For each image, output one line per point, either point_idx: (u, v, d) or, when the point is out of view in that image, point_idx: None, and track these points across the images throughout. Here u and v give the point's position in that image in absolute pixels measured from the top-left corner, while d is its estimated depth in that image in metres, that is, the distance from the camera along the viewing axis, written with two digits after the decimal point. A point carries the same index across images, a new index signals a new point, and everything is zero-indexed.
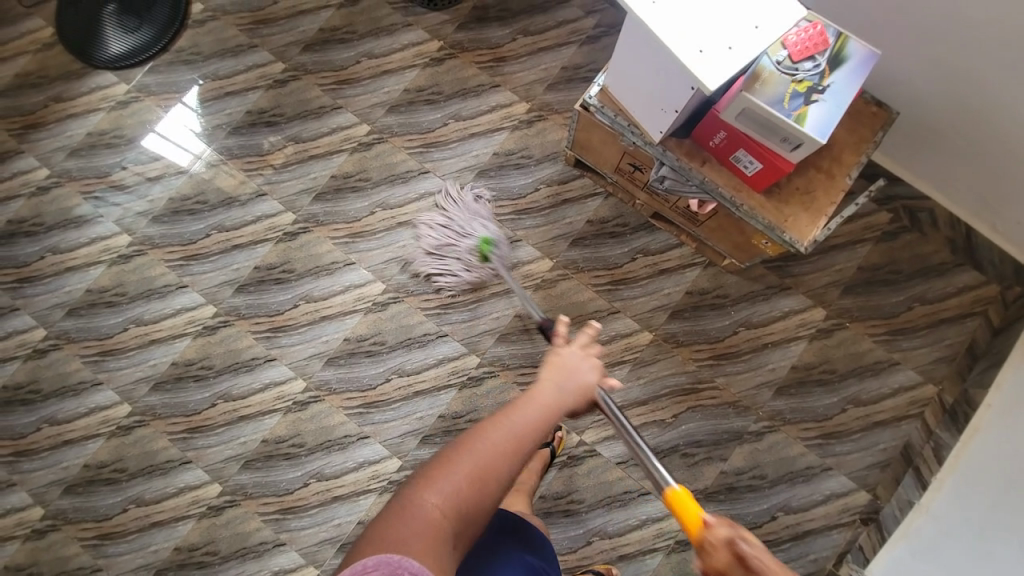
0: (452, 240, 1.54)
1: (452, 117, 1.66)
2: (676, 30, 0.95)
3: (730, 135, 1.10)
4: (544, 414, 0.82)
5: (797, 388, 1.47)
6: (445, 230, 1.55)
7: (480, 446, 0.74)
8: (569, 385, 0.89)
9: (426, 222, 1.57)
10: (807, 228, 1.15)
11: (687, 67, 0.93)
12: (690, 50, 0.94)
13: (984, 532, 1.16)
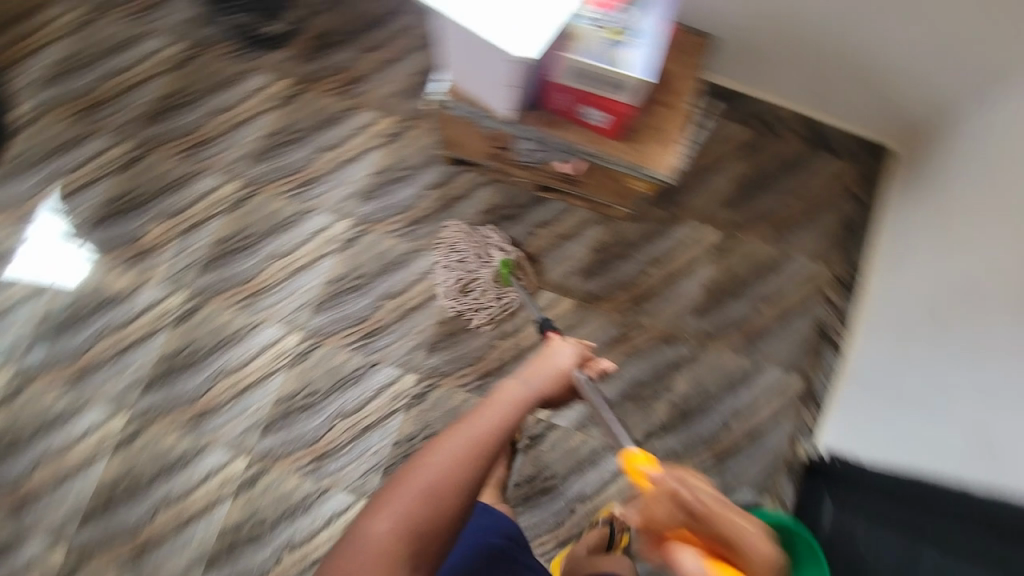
0: (469, 275, 1.53)
1: (321, 150, 1.59)
2: (477, 15, 0.99)
3: (570, 94, 1.14)
4: (514, 409, 0.85)
5: (713, 306, 1.56)
6: (466, 253, 1.55)
7: (448, 451, 0.75)
8: (541, 376, 0.96)
9: (448, 243, 1.56)
10: (666, 161, 1.22)
11: (496, 44, 0.97)
12: (501, 31, 0.97)
13: (901, 382, 1.31)
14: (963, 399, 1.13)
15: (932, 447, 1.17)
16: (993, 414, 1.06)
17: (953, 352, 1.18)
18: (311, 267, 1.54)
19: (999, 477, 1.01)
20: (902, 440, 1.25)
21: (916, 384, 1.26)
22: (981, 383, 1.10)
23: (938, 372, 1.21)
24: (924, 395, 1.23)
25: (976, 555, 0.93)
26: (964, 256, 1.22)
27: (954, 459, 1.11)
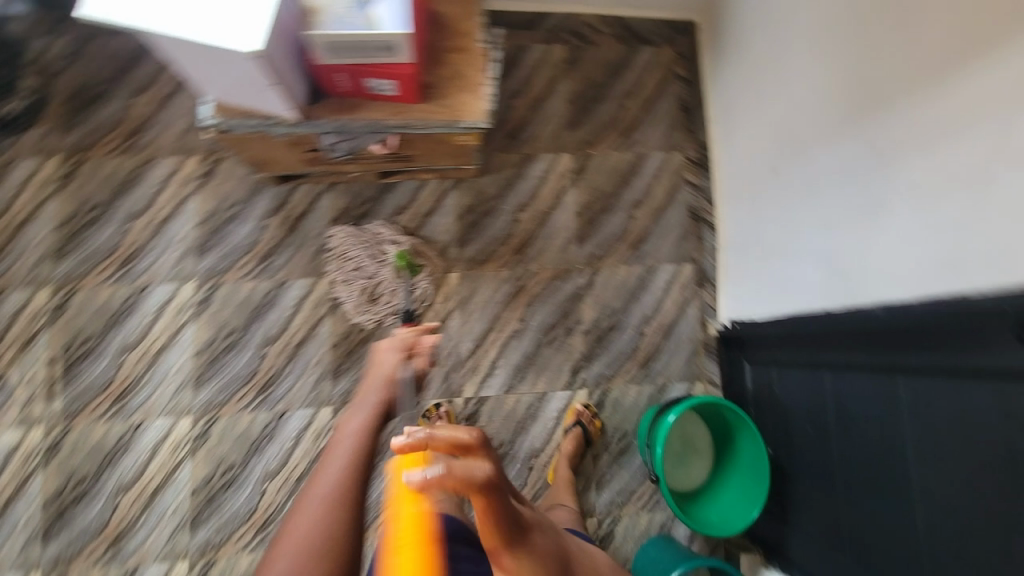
0: (368, 282, 1.46)
1: (129, 219, 1.42)
2: (190, 24, 0.88)
3: (348, 72, 1.03)
4: (347, 457, 0.86)
5: (591, 228, 1.56)
6: (360, 258, 1.47)
7: (287, 540, 0.78)
8: (369, 394, 0.96)
9: (339, 255, 1.47)
10: (478, 106, 1.16)
11: (220, 47, 0.86)
12: (209, 28, 0.87)
13: (759, 237, 1.33)
14: (802, 235, 1.15)
15: (794, 290, 1.20)
16: (826, 242, 1.07)
17: (788, 193, 1.19)
18: (170, 345, 1.40)
19: (846, 299, 1.04)
20: (774, 291, 1.28)
21: (769, 235, 1.28)
22: (812, 215, 1.11)
23: (781, 217, 1.22)
24: (777, 243, 1.25)
25: (866, 370, 1.02)
26: (776, 97, 1.22)
27: (812, 295, 1.14)
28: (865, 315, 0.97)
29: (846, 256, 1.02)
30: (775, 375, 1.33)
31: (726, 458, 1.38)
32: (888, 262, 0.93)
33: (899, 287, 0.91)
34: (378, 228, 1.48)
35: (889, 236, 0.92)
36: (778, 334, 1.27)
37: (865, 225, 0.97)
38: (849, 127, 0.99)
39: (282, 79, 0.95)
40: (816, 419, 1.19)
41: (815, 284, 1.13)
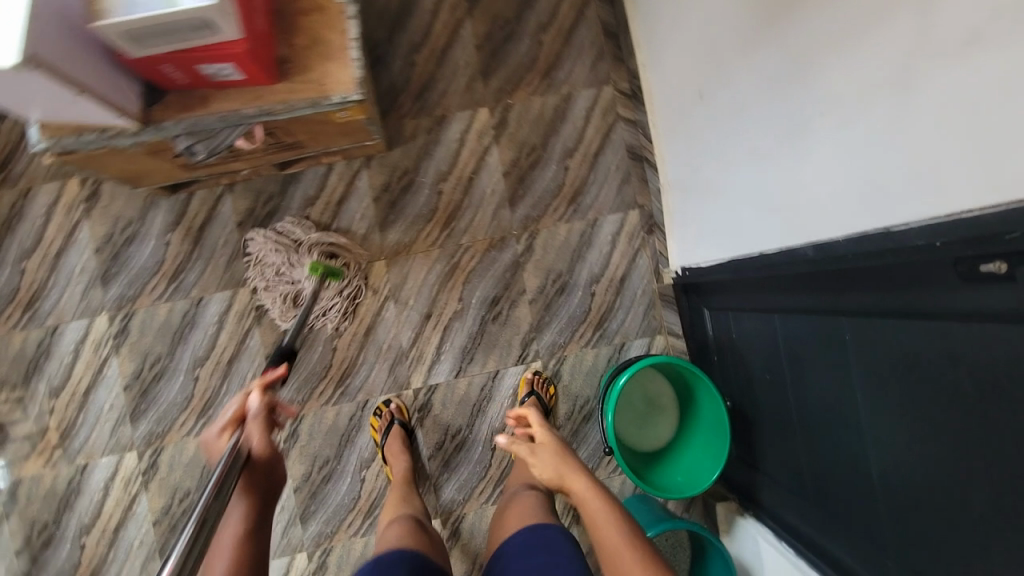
0: (293, 288, 1.36)
1: (21, 258, 1.32)
2: None
3: (174, 62, 0.88)
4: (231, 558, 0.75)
5: (523, 187, 1.43)
6: (277, 264, 1.36)
7: None
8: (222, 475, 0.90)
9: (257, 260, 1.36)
10: (344, 77, 1.00)
11: None
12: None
13: (696, 174, 1.19)
14: (734, 170, 1.01)
15: (731, 231, 1.08)
16: (756, 176, 0.95)
17: (717, 122, 1.04)
18: (98, 383, 1.33)
19: (780, 239, 0.92)
20: (715, 234, 1.16)
21: (706, 171, 1.14)
22: (740, 146, 0.97)
23: (713, 151, 1.08)
24: (713, 180, 1.11)
25: (813, 312, 0.92)
26: (692, 10, 1.04)
27: (747, 237, 1.03)
28: (801, 254, 0.87)
29: (776, 191, 0.90)
30: (731, 321, 1.24)
31: (691, 414, 1.31)
32: (813, 195, 0.81)
33: (824, 225, 0.80)
34: (293, 226, 1.36)
35: (810, 167, 0.79)
36: (725, 279, 1.16)
37: (790, 154, 0.83)
38: (763, 39, 0.83)
39: (82, 78, 0.80)
40: (771, 365, 1.11)
41: (749, 225, 1.01)
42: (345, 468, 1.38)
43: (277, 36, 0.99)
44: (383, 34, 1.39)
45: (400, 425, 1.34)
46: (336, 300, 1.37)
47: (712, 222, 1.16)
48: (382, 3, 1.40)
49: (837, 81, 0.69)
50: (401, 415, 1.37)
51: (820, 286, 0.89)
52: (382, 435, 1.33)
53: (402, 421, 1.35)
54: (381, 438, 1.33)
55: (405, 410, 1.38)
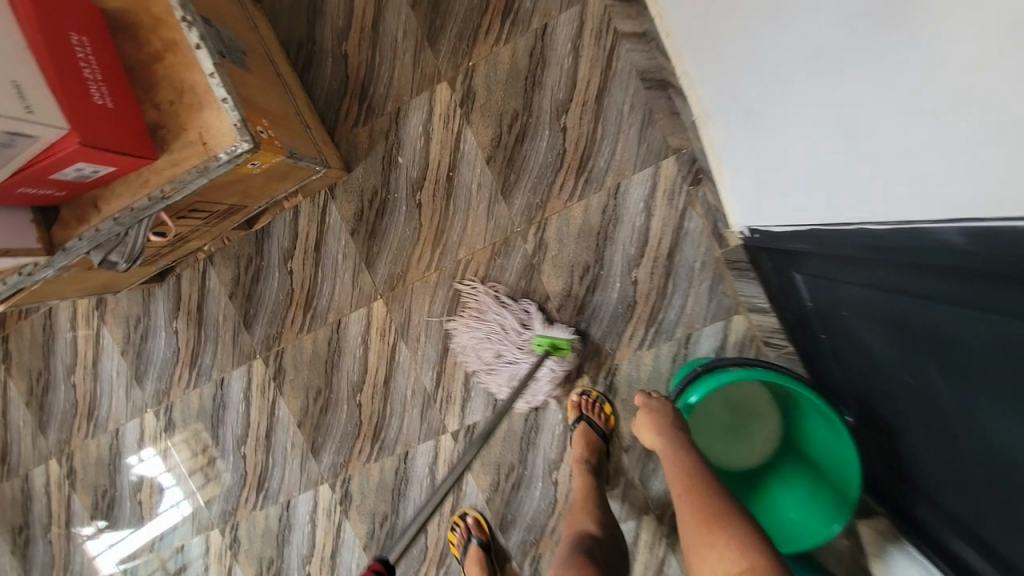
0: (498, 360, 1.17)
1: (70, 373, 1.38)
2: None
3: (30, 182, 0.74)
4: None
5: (515, 169, 1.12)
6: (490, 355, 1.17)
7: None
8: None
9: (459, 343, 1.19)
10: (222, 125, 0.78)
11: None
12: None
13: (732, 100, 0.82)
14: (791, 85, 0.65)
15: (802, 179, 0.72)
16: (833, 91, 0.58)
17: (744, 18, 0.67)
18: (167, 473, 1.38)
19: (893, 188, 0.57)
20: (775, 183, 0.80)
21: (744, 95, 0.78)
22: (792, 47, 0.61)
23: (749, 64, 0.71)
24: (757, 106, 0.75)
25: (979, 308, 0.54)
26: None
27: (833, 186, 0.67)
28: (943, 240, 0.54)
29: (872, 115, 0.54)
30: (835, 295, 0.84)
31: (797, 417, 0.98)
32: (944, 116, 0.45)
33: (973, 170, 0.45)
34: (496, 295, 1.15)
35: (936, 65, 0.43)
36: (815, 248, 0.78)
37: (888, 49, 0.48)
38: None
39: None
40: (907, 364, 0.73)
41: (833, 169, 0.65)
42: (405, 522, 1.29)
43: (139, 99, 0.80)
44: (304, 31, 1.14)
45: (477, 546, 1.18)
46: (560, 369, 1.13)
47: (782, 164, 0.76)
48: None
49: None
50: (481, 531, 1.21)
51: (987, 273, 0.51)
52: (461, 551, 1.21)
53: (484, 540, 1.20)
54: (460, 556, 1.20)
55: (484, 525, 1.22)
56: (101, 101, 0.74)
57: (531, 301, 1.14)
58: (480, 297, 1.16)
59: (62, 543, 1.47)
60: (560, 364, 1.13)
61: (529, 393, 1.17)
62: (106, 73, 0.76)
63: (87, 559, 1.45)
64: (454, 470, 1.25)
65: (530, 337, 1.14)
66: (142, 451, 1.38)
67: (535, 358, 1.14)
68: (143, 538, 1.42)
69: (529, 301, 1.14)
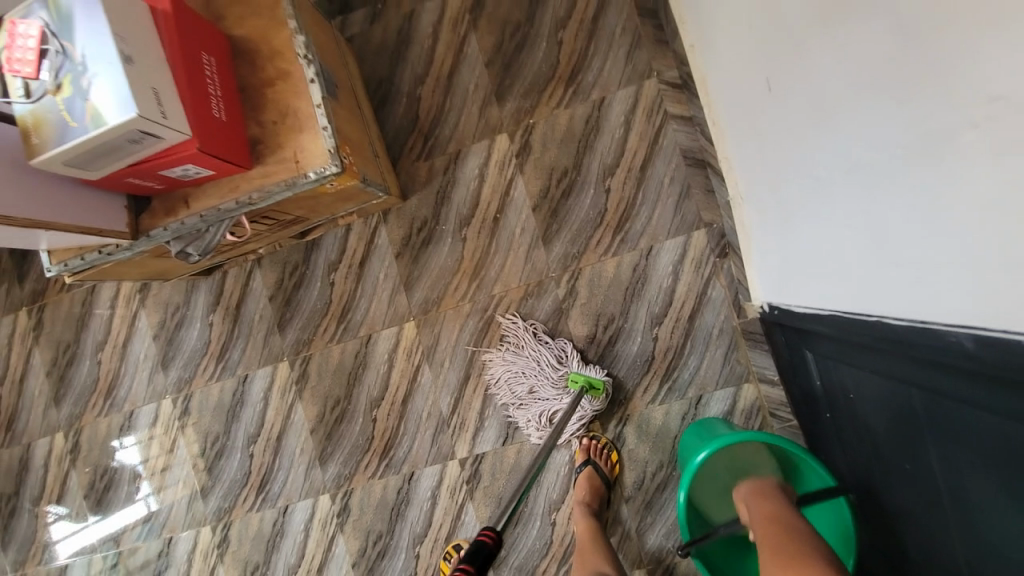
0: (532, 395, 1.22)
1: (98, 349, 1.42)
2: None
3: (138, 173, 0.81)
4: None
5: (558, 220, 1.21)
6: (523, 391, 1.22)
7: None
8: None
9: (495, 377, 1.24)
10: (316, 148, 0.87)
11: None
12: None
13: (772, 192, 0.91)
14: (823, 189, 0.75)
15: (826, 269, 0.81)
16: (858, 200, 0.67)
17: (790, 126, 0.78)
18: (170, 462, 1.40)
19: (907, 294, 0.64)
20: (803, 270, 0.89)
21: (783, 189, 0.87)
22: (828, 159, 0.71)
23: (792, 164, 0.81)
24: (791, 199, 0.85)
25: (991, 413, 0.58)
26: None
27: (853, 282, 0.75)
28: (954, 342, 0.58)
29: (892, 225, 0.62)
30: (842, 377, 0.89)
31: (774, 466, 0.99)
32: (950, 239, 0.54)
33: (976, 287, 0.52)
34: (534, 332, 1.21)
35: (951, 198, 0.51)
36: (834, 332, 0.83)
37: (916, 179, 0.56)
38: (855, 7, 0.57)
39: (36, 212, 0.76)
40: (911, 450, 0.77)
41: (852, 266, 0.74)
42: (399, 544, 1.30)
43: (244, 112, 0.89)
44: (385, 70, 1.25)
45: None
46: (593, 408, 1.17)
47: (806, 250, 0.85)
48: (380, 34, 1.25)
49: (984, 73, 0.43)
50: None
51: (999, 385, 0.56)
52: None
53: None
54: None
55: None
56: (217, 113, 0.83)
57: (568, 341, 1.20)
58: (519, 332, 1.22)
59: (52, 513, 1.46)
60: (593, 404, 1.17)
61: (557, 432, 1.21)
62: (224, 90, 0.86)
63: (79, 528, 1.45)
64: (455, 497, 1.27)
65: (564, 374, 1.19)
66: (125, 437, 1.42)
67: (570, 398, 1.18)
68: (146, 514, 1.42)
69: (567, 340, 1.21)
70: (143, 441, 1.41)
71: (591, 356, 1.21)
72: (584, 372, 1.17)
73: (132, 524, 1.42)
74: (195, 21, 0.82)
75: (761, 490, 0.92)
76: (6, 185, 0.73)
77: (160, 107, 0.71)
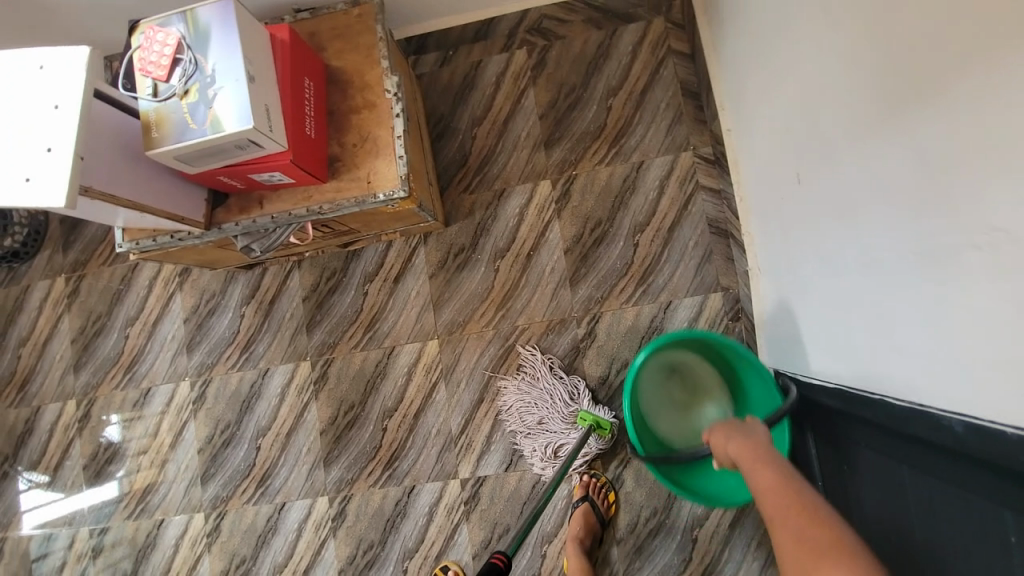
0: (540, 426, 1.27)
1: (128, 325, 1.47)
2: None
3: (229, 173, 0.90)
4: None
5: (586, 265, 1.30)
6: (533, 421, 1.28)
7: None
8: None
9: (507, 404, 1.30)
10: (390, 173, 0.97)
11: (26, 204, 0.71)
12: (16, 187, 0.71)
13: (791, 267, 1.01)
14: (837, 272, 0.84)
15: (834, 343, 0.89)
16: (868, 288, 0.77)
17: (813, 213, 0.88)
18: (178, 444, 1.43)
19: (906, 378, 0.72)
20: (812, 341, 0.97)
21: (802, 267, 0.96)
22: (845, 247, 0.81)
23: (813, 246, 0.90)
24: (809, 277, 0.94)
25: (973, 491, 0.65)
26: (792, 79, 0.88)
27: (859, 360, 0.83)
28: (945, 426, 0.65)
29: (897, 316, 0.71)
30: (836, 448, 0.96)
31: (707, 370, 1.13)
32: (948, 336, 0.62)
33: (969, 379, 0.60)
34: (551, 366, 1.28)
35: (952, 300, 0.60)
36: (834, 403, 0.90)
37: (922, 280, 0.65)
38: (883, 131, 0.67)
39: (134, 195, 0.83)
40: (894, 522, 0.83)
41: (859, 345, 0.82)
42: (389, 556, 1.32)
43: (329, 133, 1.00)
44: (447, 108, 1.37)
45: None
46: (599, 446, 1.23)
47: (818, 325, 0.94)
48: (448, 76, 1.37)
49: (988, 206, 0.53)
50: None
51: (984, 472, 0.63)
52: None
53: None
54: None
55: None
56: (309, 131, 0.93)
57: (582, 379, 1.27)
58: (537, 364, 1.29)
59: (48, 479, 1.47)
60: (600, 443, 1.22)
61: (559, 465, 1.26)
62: (317, 113, 0.96)
63: (72, 499, 1.45)
64: (452, 516, 1.31)
65: (575, 411, 1.26)
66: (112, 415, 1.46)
67: (579, 434, 1.24)
68: (142, 492, 1.43)
69: (580, 378, 1.27)
70: (154, 419, 1.45)
71: (602, 396, 1.27)
72: (594, 412, 1.23)
73: (127, 500, 1.43)
74: (303, 51, 0.94)
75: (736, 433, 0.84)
76: (117, 168, 0.81)
77: (268, 122, 0.81)
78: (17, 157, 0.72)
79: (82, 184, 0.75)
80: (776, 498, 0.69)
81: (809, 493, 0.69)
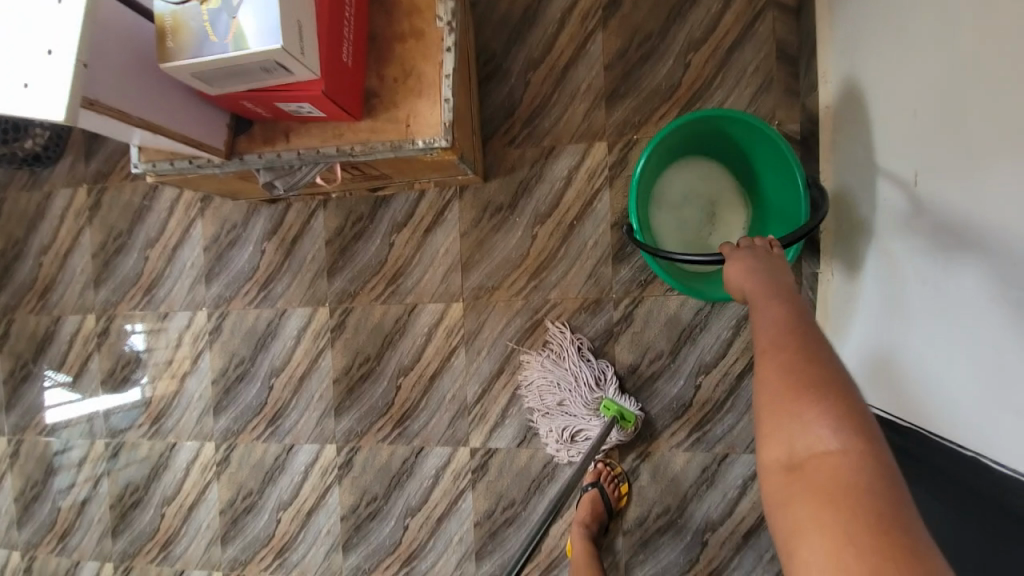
0: (560, 407, 1.21)
1: (148, 246, 1.43)
2: None
3: (254, 98, 0.80)
4: None
5: (633, 243, 1.18)
6: (552, 401, 1.21)
7: None
8: None
9: (527, 380, 1.23)
10: (432, 118, 0.85)
11: (24, 114, 0.62)
12: (14, 94, 0.62)
13: (886, 284, 0.89)
14: (955, 288, 0.72)
15: (925, 360, 0.79)
16: (991, 319, 0.65)
17: (939, 218, 0.74)
18: (193, 372, 1.42)
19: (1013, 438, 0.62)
20: (894, 372, 0.87)
21: (901, 286, 0.85)
22: (971, 267, 0.68)
23: (925, 264, 0.78)
24: (911, 282, 0.82)
25: None
26: (944, 55, 0.72)
27: (954, 395, 0.72)
28: None
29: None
30: None
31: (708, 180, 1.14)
32: None
33: None
34: (579, 347, 1.20)
35: None
36: (917, 450, 0.79)
37: None
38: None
39: (146, 114, 0.74)
40: None
41: (959, 376, 0.71)
42: (391, 511, 1.31)
43: (368, 63, 0.87)
44: (500, 46, 1.21)
45: None
46: (620, 436, 1.17)
47: (909, 339, 0.83)
48: (506, 8, 1.20)
49: None
50: None
51: None
52: None
53: None
54: None
55: None
56: (346, 58, 0.80)
57: (611, 365, 1.19)
58: (564, 343, 1.21)
59: (67, 389, 1.49)
60: (621, 434, 1.16)
61: (574, 450, 1.20)
62: (357, 38, 0.83)
63: (90, 410, 1.48)
64: (458, 482, 1.28)
65: (599, 397, 1.18)
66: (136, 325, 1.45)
67: (601, 422, 1.17)
68: (156, 414, 1.44)
69: (609, 364, 1.19)
70: (171, 345, 1.43)
71: (629, 385, 1.20)
72: (620, 402, 1.16)
73: (141, 420, 1.44)
74: None
75: (752, 265, 0.67)
76: (128, 80, 0.71)
77: (300, 44, 0.70)
78: (13, 56, 0.62)
79: (86, 95, 0.66)
80: (774, 327, 0.55)
81: (820, 334, 0.53)
